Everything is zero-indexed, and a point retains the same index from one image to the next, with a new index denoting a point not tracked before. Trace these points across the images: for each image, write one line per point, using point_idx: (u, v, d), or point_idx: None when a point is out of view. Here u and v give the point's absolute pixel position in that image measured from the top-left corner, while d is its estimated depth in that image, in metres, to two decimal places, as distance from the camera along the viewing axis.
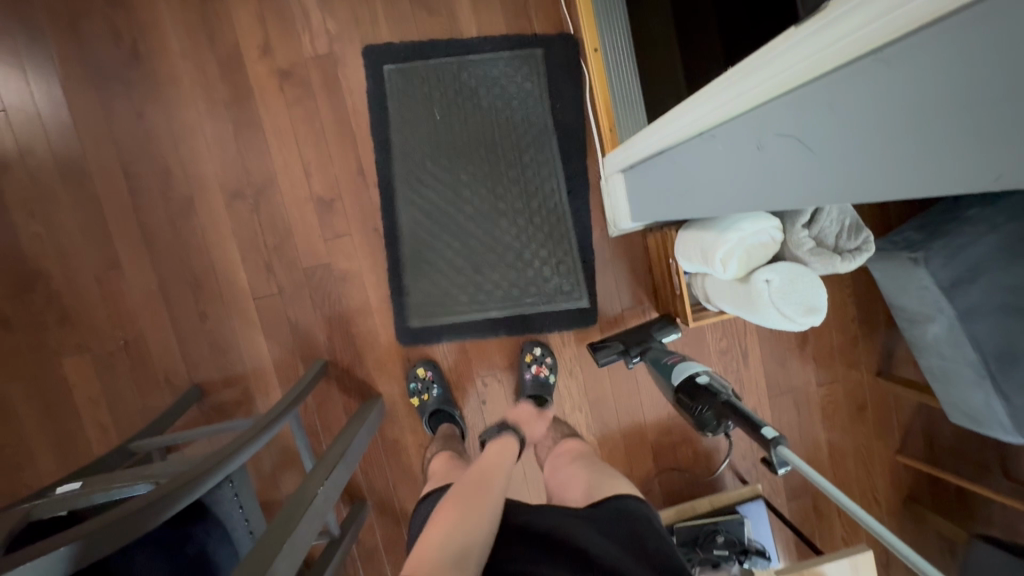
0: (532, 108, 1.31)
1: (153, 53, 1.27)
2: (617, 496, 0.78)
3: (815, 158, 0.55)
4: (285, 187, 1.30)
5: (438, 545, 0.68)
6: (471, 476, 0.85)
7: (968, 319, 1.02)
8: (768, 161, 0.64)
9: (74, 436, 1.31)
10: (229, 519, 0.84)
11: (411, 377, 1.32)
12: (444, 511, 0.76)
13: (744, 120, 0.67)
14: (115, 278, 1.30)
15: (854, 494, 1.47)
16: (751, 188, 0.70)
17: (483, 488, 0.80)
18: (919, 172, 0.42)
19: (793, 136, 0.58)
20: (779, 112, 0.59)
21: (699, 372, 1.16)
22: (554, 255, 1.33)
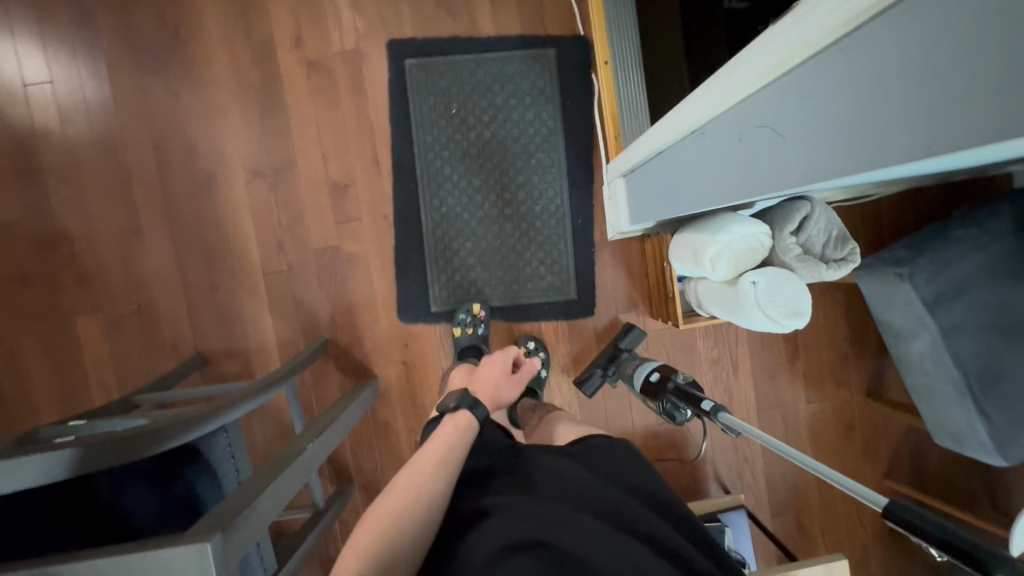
0: (543, 106, 1.37)
1: (192, 39, 1.36)
2: (594, 436, 0.87)
3: (799, 141, 0.60)
4: (303, 170, 1.37)
5: (362, 552, 0.65)
6: (403, 479, 0.75)
7: (951, 336, 1.04)
8: (756, 151, 0.69)
9: (79, 394, 1.36)
10: (220, 466, 0.89)
11: (464, 309, 1.34)
12: (369, 525, 0.69)
13: (733, 114, 0.73)
14: (134, 244, 1.37)
15: (840, 516, 1.47)
16: (739, 178, 0.75)
17: (417, 493, 0.72)
18: (892, 138, 0.47)
19: (780, 122, 0.63)
20: (767, 102, 0.65)
21: (648, 373, 1.20)
22: (550, 257, 1.39)
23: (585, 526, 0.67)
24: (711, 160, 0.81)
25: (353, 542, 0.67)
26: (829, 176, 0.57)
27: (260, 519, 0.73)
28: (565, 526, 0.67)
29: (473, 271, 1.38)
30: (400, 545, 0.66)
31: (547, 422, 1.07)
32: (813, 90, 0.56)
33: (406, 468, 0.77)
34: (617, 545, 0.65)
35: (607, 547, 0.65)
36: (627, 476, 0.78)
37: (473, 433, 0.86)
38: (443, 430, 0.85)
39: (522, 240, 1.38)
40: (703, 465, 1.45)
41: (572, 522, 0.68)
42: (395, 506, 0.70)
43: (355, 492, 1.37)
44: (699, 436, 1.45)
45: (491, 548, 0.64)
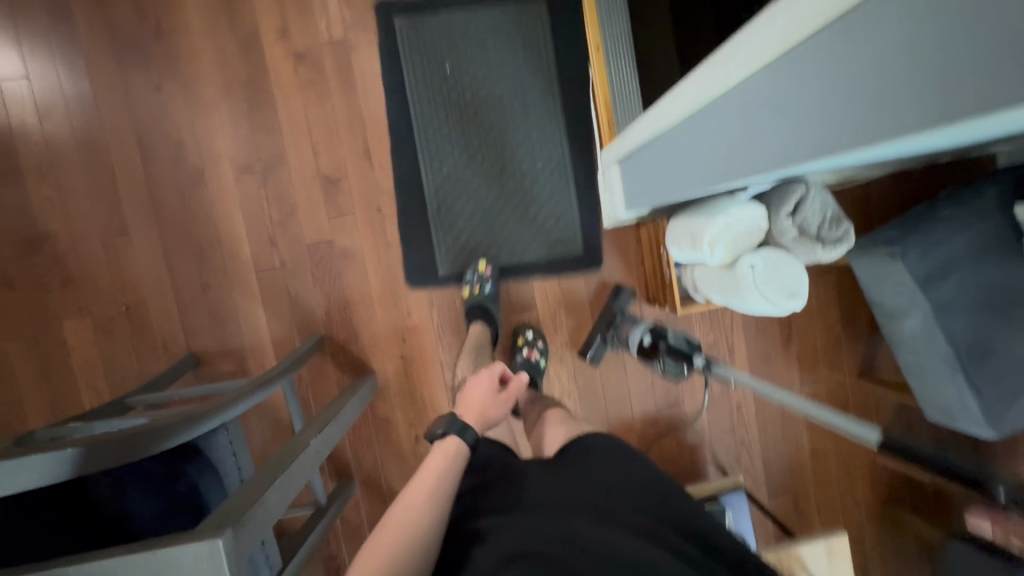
0: (539, 60, 1.36)
1: (174, 32, 1.32)
2: (578, 440, 0.87)
3: (801, 119, 0.60)
4: (294, 164, 1.34)
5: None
6: (397, 509, 0.73)
7: (942, 313, 1.07)
8: (758, 130, 0.69)
9: (68, 399, 1.33)
10: (222, 465, 0.89)
11: (470, 269, 1.34)
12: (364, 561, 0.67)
13: (730, 96, 0.74)
14: (121, 244, 1.34)
15: (835, 495, 1.49)
16: (739, 161, 0.75)
17: (411, 520, 0.70)
18: (884, 118, 0.48)
19: (781, 100, 0.63)
20: (769, 81, 0.65)
21: (641, 335, 1.24)
22: (555, 212, 1.38)
23: (572, 530, 0.68)
24: (710, 143, 0.81)
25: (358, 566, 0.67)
26: (830, 153, 0.58)
27: (268, 515, 0.72)
28: (553, 533, 0.68)
29: (473, 232, 1.37)
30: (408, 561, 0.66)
31: (539, 424, 1.05)
32: (814, 69, 0.56)
33: (398, 501, 0.74)
34: (606, 544, 0.66)
35: (598, 550, 0.65)
36: (613, 471, 0.79)
37: (465, 455, 0.83)
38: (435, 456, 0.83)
39: (527, 196, 1.37)
40: (702, 450, 1.47)
41: (559, 527, 0.68)
42: (398, 528, 0.70)
43: (355, 489, 1.36)
44: (697, 422, 1.47)
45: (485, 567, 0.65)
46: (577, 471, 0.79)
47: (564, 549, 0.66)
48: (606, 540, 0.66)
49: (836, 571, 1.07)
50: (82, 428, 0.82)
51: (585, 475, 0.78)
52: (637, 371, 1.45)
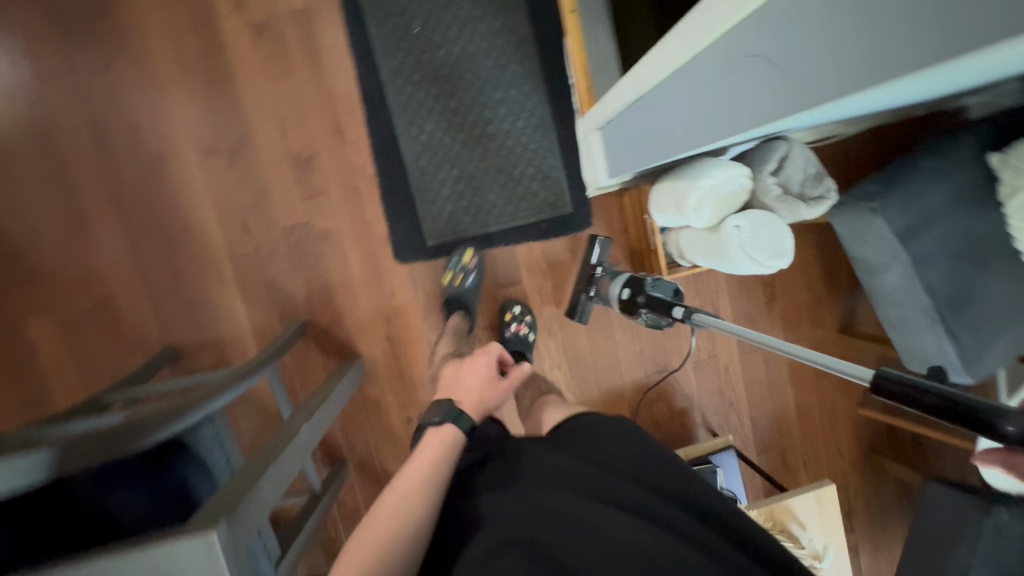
0: (513, 14, 1.30)
1: (120, 5, 1.23)
2: (576, 418, 0.87)
3: (792, 72, 0.59)
4: (261, 144, 1.28)
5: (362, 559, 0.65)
6: (391, 493, 0.74)
7: (922, 265, 1.08)
8: (746, 85, 0.68)
9: (40, 401, 1.27)
10: (210, 457, 0.86)
11: (455, 256, 1.31)
12: (357, 549, 0.68)
13: (710, 53, 0.71)
14: (82, 236, 1.27)
15: (819, 447, 1.54)
16: (729, 116, 0.74)
17: (404, 506, 0.71)
18: (888, 55, 0.46)
19: (767, 55, 0.61)
20: (751, 36, 0.62)
21: (620, 289, 1.13)
22: (541, 171, 1.33)
23: (567, 515, 0.67)
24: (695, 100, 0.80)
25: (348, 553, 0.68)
26: (828, 99, 0.56)
27: (262, 506, 0.71)
28: (548, 518, 0.67)
29: (456, 201, 1.32)
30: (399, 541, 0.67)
31: (538, 409, 1.04)
32: (800, 23, 0.55)
33: (391, 489, 0.75)
34: (600, 531, 0.66)
35: (591, 538, 0.65)
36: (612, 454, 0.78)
37: (460, 446, 0.83)
38: (428, 441, 0.83)
39: (510, 161, 1.32)
40: (691, 412, 1.49)
41: (552, 512, 0.68)
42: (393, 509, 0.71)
43: (350, 473, 1.34)
44: (686, 385, 1.49)
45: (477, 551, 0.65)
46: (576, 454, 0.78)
47: (558, 534, 0.65)
48: (599, 526, 0.66)
49: (825, 520, 1.10)
50: (54, 426, 0.77)
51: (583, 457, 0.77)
52: (625, 338, 1.45)
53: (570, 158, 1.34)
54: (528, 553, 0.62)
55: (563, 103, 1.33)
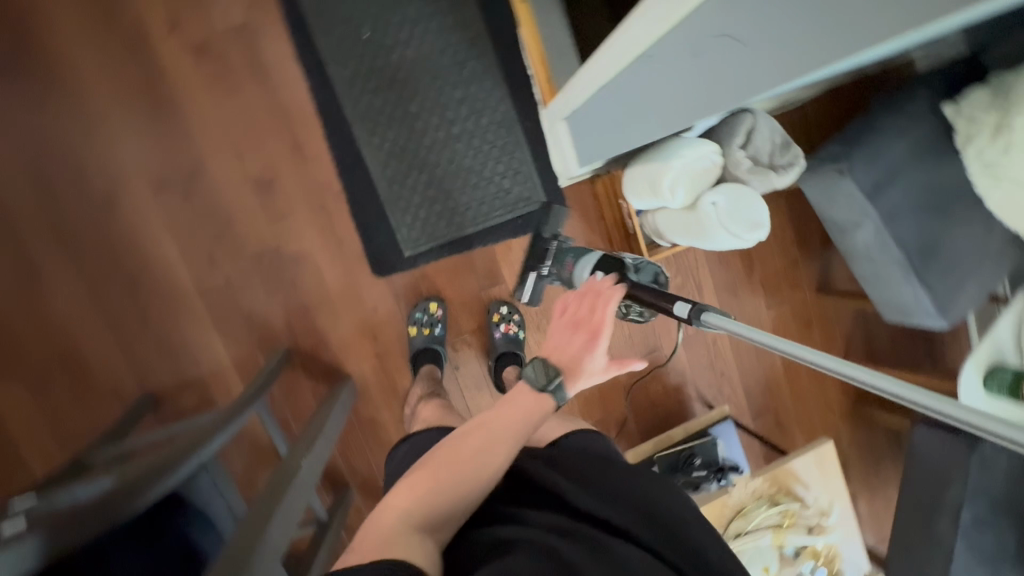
0: (462, 10, 1.26)
1: (45, 40, 1.15)
2: (572, 433, 0.80)
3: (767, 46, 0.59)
4: (218, 171, 1.22)
5: (408, 508, 0.61)
6: (475, 434, 0.69)
7: (890, 220, 1.11)
8: (716, 63, 0.67)
9: (15, 465, 1.20)
10: (209, 506, 0.82)
11: (420, 309, 1.31)
12: (414, 487, 0.64)
13: (672, 36, 0.70)
14: (37, 290, 1.19)
15: (811, 405, 1.59)
16: (700, 94, 0.73)
17: (482, 460, 0.67)
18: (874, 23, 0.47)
19: (737, 32, 0.61)
20: (717, 14, 0.61)
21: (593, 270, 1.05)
22: (511, 167, 1.31)
23: (588, 535, 0.60)
24: (666, 81, 0.79)
25: (401, 489, 0.64)
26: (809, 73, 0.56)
27: (272, 554, 0.69)
28: (570, 536, 0.60)
29: (430, 206, 1.29)
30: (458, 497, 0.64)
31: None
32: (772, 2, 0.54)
33: (473, 428, 0.70)
34: (614, 551, 0.58)
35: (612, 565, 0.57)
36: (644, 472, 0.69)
37: (555, 411, 0.74)
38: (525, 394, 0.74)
39: (478, 160, 1.30)
40: (686, 387, 1.51)
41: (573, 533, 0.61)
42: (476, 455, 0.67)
43: (354, 496, 1.32)
44: (678, 362, 1.50)
45: (493, 545, 0.59)
46: (585, 469, 0.71)
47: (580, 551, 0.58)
48: (625, 554, 0.59)
49: (826, 477, 1.13)
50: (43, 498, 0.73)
51: (608, 481, 0.68)
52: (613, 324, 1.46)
53: (538, 151, 1.32)
54: (543, 564, 0.55)
55: (525, 96, 1.31)
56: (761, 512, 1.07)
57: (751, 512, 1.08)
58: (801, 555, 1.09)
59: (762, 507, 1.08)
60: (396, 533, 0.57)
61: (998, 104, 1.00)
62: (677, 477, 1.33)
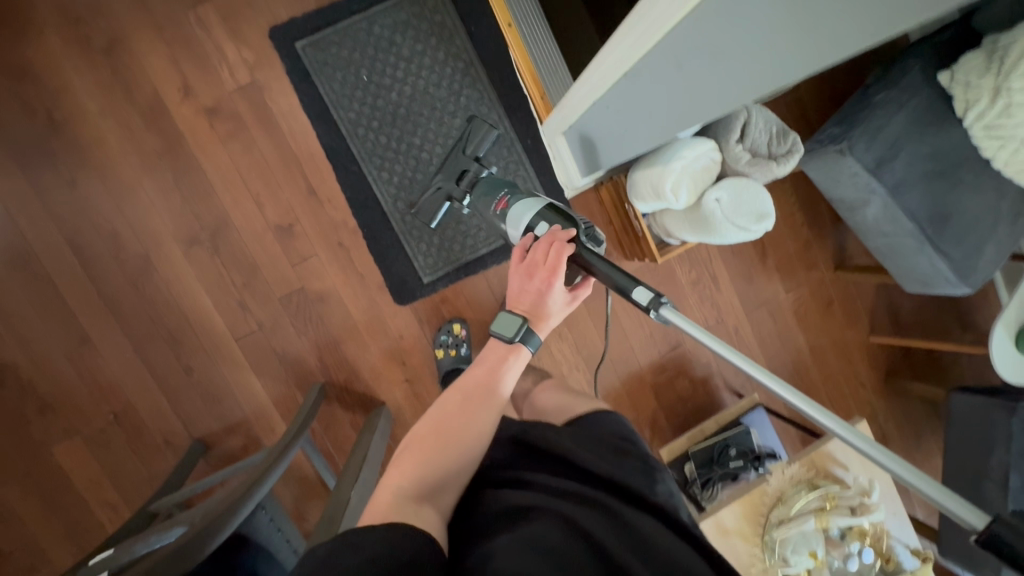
0: (453, 41, 1.31)
1: (71, 121, 1.24)
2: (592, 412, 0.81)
3: (768, 27, 0.58)
4: (241, 223, 1.29)
5: (401, 485, 0.62)
6: (455, 400, 0.73)
7: (898, 193, 1.12)
8: (710, 65, 0.68)
9: (85, 520, 1.28)
10: (271, 543, 0.87)
11: (444, 331, 1.35)
12: (410, 468, 0.65)
13: (655, 54, 0.73)
14: (88, 353, 1.27)
15: (841, 384, 1.58)
16: (702, 94, 0.74)
17: (463, 424, 0.70)
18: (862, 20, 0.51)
19: (727, 33, 0.61)
20: (700, 25, 0.62)
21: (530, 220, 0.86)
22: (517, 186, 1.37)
23: (600, 504, 0.60)
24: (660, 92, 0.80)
25: (392, 472, 0.65)
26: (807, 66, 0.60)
27: None
28: (581, 503, 0.61)
29: (442, 232, 1.34)
30: (447, 465, 0.66)
31: (532, 400, 1.06)
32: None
33: (453, 395, 0.74)
34: (628, 521, 0.58)
35: (625, 539, 0.56)
36: (657, 457, 0.69)
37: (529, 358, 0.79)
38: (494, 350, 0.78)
39: None
40: (713, 379, 1.52)
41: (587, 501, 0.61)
42: (455, 421, 0.70)
43: None
44: (702, 355, 1.51)
45: (511, 512, 0.60)
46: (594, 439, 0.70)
47: (593, 517, 0.58)
48: (641, 530, 0.57)
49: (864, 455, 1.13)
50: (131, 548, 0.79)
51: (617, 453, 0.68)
52: (633, 325, 1.48)
53: (541, 167, 1.37)
54: (564, 535, 0.55)
55: (523, 116, 1.36)
56: (802, 497, 1.07)
57: (791, 498, 1.08)
58: (848, 536, 1.07)
59: (802, 492, 1.08)
60: (394, 507, 0.58)
61: (993, 66, 1.00)
62: (714, 470, 1.34)
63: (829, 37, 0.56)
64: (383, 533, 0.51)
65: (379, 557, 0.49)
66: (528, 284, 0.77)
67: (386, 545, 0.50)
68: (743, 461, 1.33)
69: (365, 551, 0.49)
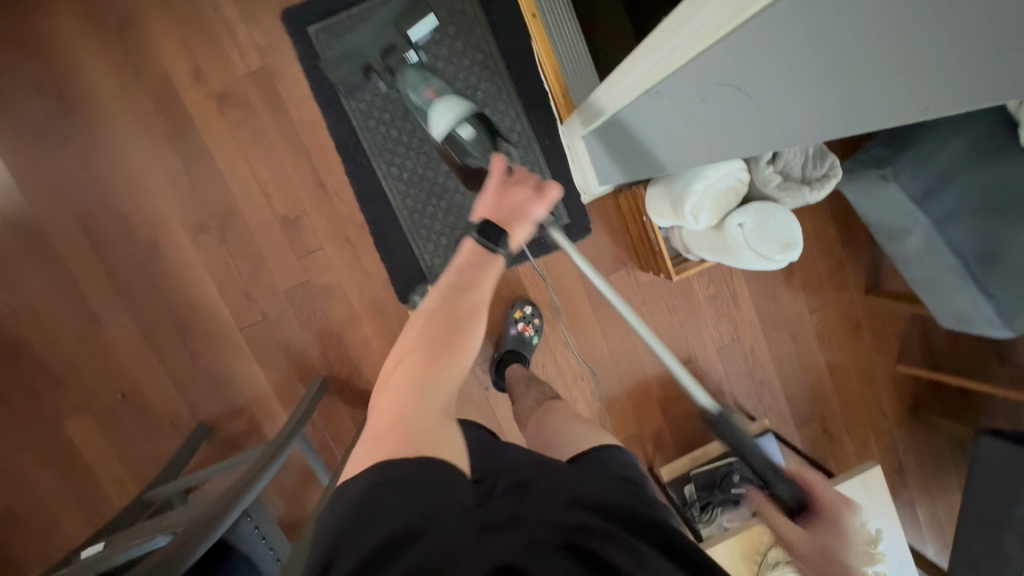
0: (473, 30, 1.24)
1: (83, 100, 1.22)
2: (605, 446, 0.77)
3: (801, 78, 0.51)
4: (248, 212, 1.27)
5: (401, 399, 0.61)
6: (455, 303, 0.71)
7: (944, 226, 1.02)
8: (736, 106, 0.61)
9: (94, 491, 1.33)
10: (255, 552, 0.88)
11: None
12: (397, 383, 0.64)
13: (674, 80, 0.66)
14: (98, 333, 1.29)
15: (861, 411, 1.51)
16: (727, 129, 0.67)
17: (457, 331, 0.68)
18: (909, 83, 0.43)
19: (758, 78, 0.54)
20: (744, 71, 0.54)
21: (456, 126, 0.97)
22: None
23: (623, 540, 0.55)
24: (680, 117, 0.73)
25: (390, 380, 0.66)
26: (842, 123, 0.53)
27: None
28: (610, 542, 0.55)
29: (451, 233, 1.31)
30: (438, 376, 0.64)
31: (540, 414, 1.00)
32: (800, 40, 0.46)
33: (441, 294, 0.72)
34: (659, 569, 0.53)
35: None
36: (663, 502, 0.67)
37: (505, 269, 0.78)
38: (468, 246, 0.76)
39: None
40: (723, 397, 1.46)
41: (614, 540, 0.55)
42: (442, 326, 0.68)
43: None
44: (714, 373, 1.46)
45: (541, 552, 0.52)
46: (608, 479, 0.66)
47: (625, 558, 0.53)
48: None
49: (873, 500, 1.07)
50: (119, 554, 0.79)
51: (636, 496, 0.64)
52: (644, 337, 1.42)
53: (558, 169, 1.30)
54: None
55: (543, 114, 1.29)
56: None
57: None
58: None
59: None
60: (409, 416, 0.59)
61: None
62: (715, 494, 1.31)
63: (873, 101, 0.48)
64: (414, 465, 0.54)
65: (409, 479, 0.53)
66: (507, 198, 0.78)
67: (426, 485, 0.53)
68: (745, 489, 1.29)
69: (403, 487, 0.52)
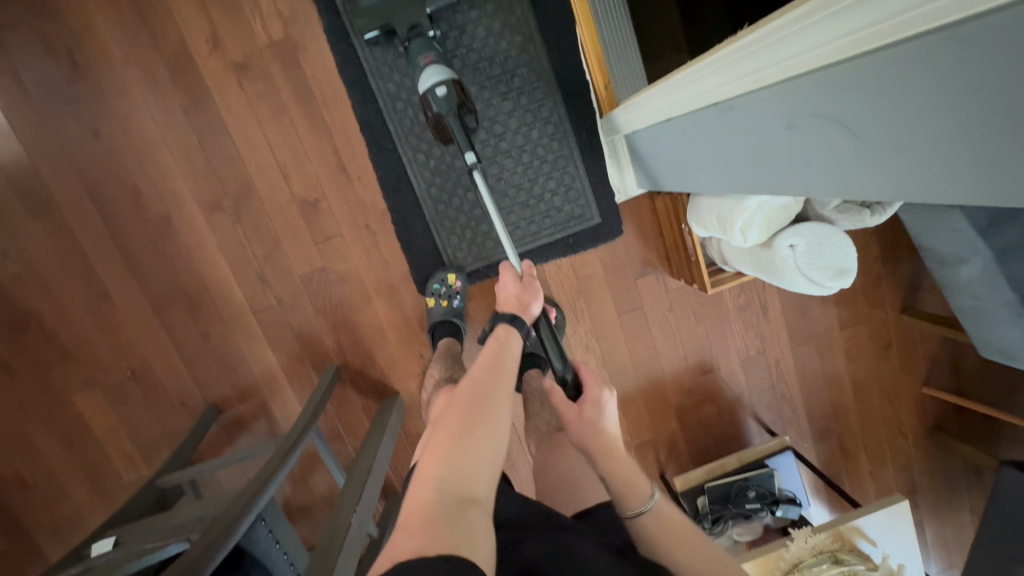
0: (513, 9, 1.15)
1: (93, 62, 1.14)
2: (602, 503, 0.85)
3: (897, 123, 0.48)
4: (265, 192, 1.21)
5: (432, 479, 0.58)
6: (484, 377, 0.74)
7: (1004, 258, 0.97)
8: (817, 141, 0.59)
9: (101, 464, 1.32)
10: (269, 557, 0.86)
11: (435, 279, 1.23)
12: (430, 451, 0.63)
13: (755, 99, 0.64)
14: (107, 308, 1.25)
15: (880, 430, 1.47)
16: (795, 165, 0.66)
17: (490, 398, 0.69)
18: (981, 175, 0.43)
19: (842, 115, 0.53)
20: (835, 107, 0.53)
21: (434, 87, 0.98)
22: (563, 183, 1.24)
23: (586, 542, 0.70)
24: (751, 136, 0.69)
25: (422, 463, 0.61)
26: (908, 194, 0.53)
27: None
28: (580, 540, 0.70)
29: (476, 227, 1.25)
30: (477, 446, 0.62)
31: (546, 449, 1.05)
32: (887, 85, 0.46)
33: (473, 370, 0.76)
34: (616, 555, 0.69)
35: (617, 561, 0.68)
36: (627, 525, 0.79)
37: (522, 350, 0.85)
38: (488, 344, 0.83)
39: (526, 174, 1.23)
40: (741, 408, 1.43)
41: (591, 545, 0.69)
42: (473, 393, 0.70)
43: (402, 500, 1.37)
44: (735, 383, 1.42)
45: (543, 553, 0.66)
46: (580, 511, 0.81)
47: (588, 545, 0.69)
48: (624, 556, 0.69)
49: (897, 533, 1.05)
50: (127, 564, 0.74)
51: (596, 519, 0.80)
52: (666, 344, 1.38)
53: (592, 166, 1.23)
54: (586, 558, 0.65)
55: (581, 106, 1.21)
56: (821, 569, 1.00)
57: (809, 568, 1.01)
58: None
59: (823, 564, 1.01)
60: (436, 501, 0.55)
61: None
62: (727, 508, 1.29)
63: (949, 171, 0.46)
64: None
65: None
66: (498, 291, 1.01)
67: None
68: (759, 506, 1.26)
69: None
